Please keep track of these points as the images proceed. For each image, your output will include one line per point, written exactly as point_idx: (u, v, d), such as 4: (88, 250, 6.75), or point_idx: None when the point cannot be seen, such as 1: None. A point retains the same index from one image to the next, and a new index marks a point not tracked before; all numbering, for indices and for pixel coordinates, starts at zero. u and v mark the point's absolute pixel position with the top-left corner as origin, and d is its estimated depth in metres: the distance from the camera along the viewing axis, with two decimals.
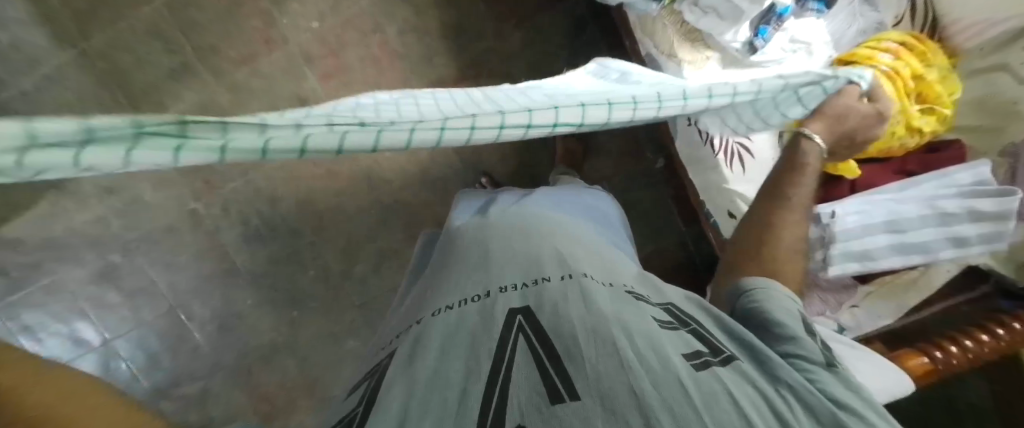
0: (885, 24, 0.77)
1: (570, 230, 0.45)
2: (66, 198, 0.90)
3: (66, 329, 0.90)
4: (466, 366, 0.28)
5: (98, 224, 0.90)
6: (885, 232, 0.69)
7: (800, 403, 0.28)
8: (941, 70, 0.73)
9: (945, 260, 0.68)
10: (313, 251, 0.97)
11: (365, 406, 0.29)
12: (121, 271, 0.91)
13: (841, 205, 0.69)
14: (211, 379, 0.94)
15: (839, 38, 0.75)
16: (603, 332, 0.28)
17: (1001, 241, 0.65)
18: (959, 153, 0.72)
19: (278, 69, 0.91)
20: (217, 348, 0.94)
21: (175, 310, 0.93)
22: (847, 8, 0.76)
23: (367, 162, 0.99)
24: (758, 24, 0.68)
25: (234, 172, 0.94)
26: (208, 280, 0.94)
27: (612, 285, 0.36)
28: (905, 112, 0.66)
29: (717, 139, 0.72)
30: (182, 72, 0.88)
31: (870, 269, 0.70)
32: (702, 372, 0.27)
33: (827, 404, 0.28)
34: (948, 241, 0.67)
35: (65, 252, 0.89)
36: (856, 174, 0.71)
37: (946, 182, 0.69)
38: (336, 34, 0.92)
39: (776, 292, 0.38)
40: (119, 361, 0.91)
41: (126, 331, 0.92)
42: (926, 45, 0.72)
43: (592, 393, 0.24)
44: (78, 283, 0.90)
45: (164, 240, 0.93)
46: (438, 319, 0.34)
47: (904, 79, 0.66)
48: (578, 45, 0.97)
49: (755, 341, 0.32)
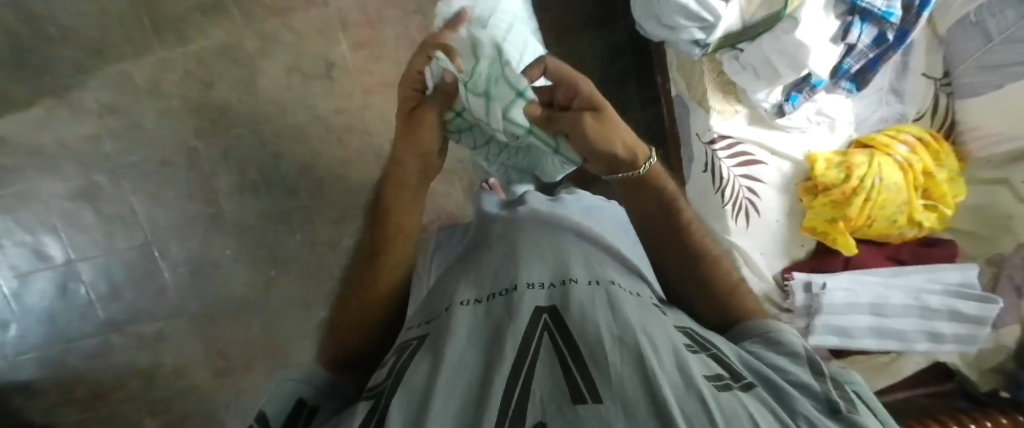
0: (907, 117, 0.80)
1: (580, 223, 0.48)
2: (61, 107, 0.85)
3: (31, 241, 0.87)
4: (490, 355, 0.30)
5: (91, 142, 0.86)
6: (868, 314, 0.73)
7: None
8: (950, 171, 0.77)
9: (918, 351, 0.74)
10: (304, 215, 0.95)
11: (392, 379, 0.31)
12: (103, 194, 0.88)
13: (832, 278, 0.74)
14: (171, 322, 0.93)
15: (861, 120, 0.79)
16: (628, 340, 0.28)
17: (972, 344, 0.73)
18: (949, 252, 0.78)
19: (311, 28, 0.90)
20: (185, 292, 0.92)
21: (150, 245, 0.90)
22: (874, 95, 0.78)
23: (380, 138, 0.95)
24: (790, 89, 0.71)
25: (241, 120, 0.90)
26: (192, 221, 0.91)
27: (638, 296, 0.37)
28: (909, 203, 0.73)
29: (729, 190, 0.72)
30: (214, 9, 0.86)
31: (847, 345, 0.74)
32: (724, 393, 0.26)
33: None
34: (925, 334, 0.74)
35: (47, 161, 0.85)
36: (853, 252, 0.75)
37: (935, 277, 0.75)
38: (377, 7, 0.92)
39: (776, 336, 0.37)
40: (78, 284, 0.89)
41: (93, 255, 0.89)
42: (941, 145, 0.77)
43: (615, 399, 0.24)
44: (55, 197, 0.87)
45: (154, 173, 0.89)
46: (465, 309, 0.36)
47: (915, 172, 0.74)
48: (611, 72, 0.99)
49: (773, 376, 0.31)
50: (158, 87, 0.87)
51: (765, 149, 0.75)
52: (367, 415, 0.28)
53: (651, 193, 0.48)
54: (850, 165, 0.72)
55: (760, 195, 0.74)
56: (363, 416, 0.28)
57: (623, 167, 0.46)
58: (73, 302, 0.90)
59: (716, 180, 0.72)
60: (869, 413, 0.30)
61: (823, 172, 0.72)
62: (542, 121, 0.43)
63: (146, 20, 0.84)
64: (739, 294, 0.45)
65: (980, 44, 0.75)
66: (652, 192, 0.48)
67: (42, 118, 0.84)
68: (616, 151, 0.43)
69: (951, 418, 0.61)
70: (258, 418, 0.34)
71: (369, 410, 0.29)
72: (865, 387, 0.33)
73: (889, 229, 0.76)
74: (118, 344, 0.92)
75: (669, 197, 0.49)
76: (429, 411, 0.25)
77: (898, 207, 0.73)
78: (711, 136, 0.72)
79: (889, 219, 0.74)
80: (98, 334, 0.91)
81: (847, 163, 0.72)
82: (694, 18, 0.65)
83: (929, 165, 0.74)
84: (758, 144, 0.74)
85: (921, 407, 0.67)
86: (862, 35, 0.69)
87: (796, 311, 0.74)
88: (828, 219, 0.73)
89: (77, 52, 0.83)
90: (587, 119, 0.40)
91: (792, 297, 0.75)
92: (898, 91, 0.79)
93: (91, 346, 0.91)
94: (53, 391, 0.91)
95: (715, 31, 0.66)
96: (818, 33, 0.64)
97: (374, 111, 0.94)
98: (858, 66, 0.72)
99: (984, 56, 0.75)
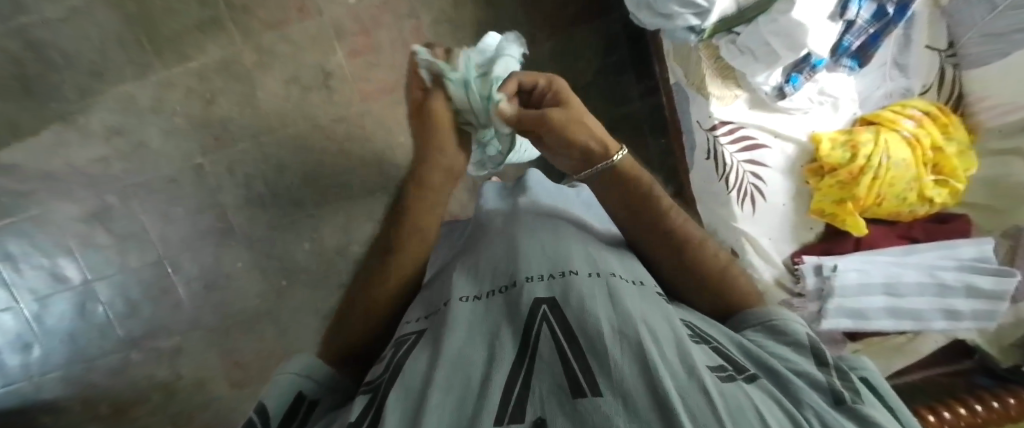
0: (913, 92, 0.78)
1: (575, 214, 0.50)
2: (69, 131, 0.86)
3: (48, 264, 0.89)
4: (490, 349, 0.29)
5: (98, 163, 0.88)
6: (882, 294, 0.72)
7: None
8: (960, 144, 0.76)
9: (936, 329, 0.73)
10: (312, 224, 0.95)
11: (390, 373, 0.31)
12: (114, 213, 0.89)
13: (843, 260, 0.72)
14: (188, 336, 0.94)
15: (866, 97, 0.77)
16: (629, 332, 0.28)
17: (991, 320, 0.71)
18: (963, 226, 0.77)
19: (307, 38, 0.90)
20: (198, 306, 0.94)
21: (163, 262, 0.92)
22: (878, 71, 0.76)
23: (381, 144, 0.96)
24: (790, 70, 0.69)
25: (243, 133, 0.91)
26: (201, 236, 0.92)
27: (638, 287, 0.37)
28: (919, 180, 0.72)
29: (734, 175, 0.72)
30: (210, 25, 0.87)
31: (862, 327, 0.72)
32: (727, 384, 0.26)
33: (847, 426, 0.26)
34: (941, 312, 0.72)
35: (59, 186, 0.87)
36: (864, 233, 0.73)
37: (949, 253, 0.74)
38: (371, 13, 0.92)
39: (781, 324, 0.37)
40: (96, 304, 0.91)
41: (108, 275, 0.91)
42: (949, 118, 0.75)
43: (614, 391, 0.23)
44: (69, 220, 0.88)
45: (163, 190, 0.90)
46: (464, 304, 0.36)
47: (923, 147, 0.72)
48: (609, 64, 0.98)
49: (778, 367, 0.31)
50: (161, 106, 0.88)
51: (768, 132, 0.73)
52: (365, 409, 0.28)
53: (628, 184, 0.47)
54: (855, 144, 0.71)
55: (765, 179, 0.72)
56: (361, 410, 0.28)
57: (595, 161, 0.47)
58: (91, 322, 0.91)
59: (720, 166, 0.72)
60: (876, 404, 0.29)
61: (828, 153, 0.71)
62: (515, 121, 0.46)
63: (145, 40, 0.85)
64: (733, 283, 0.43)
65: (985, 12, 0.73)
66: (625, 185, 0.47)
67: (50, 143, 0.86)
68: (588, 143, 0.46)
69: (972, 397, 0.60)
70: (258, 411, 0.32)
71: (366, 403, 0.29)
72: (870, 375, 0.33)
73: (899, 207, 0.74)
74: (136, 360, 0.93)
75: (652, 186, 0.48)
76: (427, 404, 0.25)
77: (907, 184, 0.72)
78: (712, 122, 0.72)
79: (899, 197, 0.73)
80: (118, 351, 0.93)
81: (852, 142, 0.71)
82: (687, 4, 0.64)
83: (937, 139, 0.73)
84: (761, 128, 0.73)
85: (943, 387, 0.67)
86: (861, 10, 0.68)
87: (808, 295, 0.73)
88: (836, 201, 0.72)
89: (80, 75, 0.84)
90: (554, 111, 0.44)
91: (803, 281, 0.74)
92: (903, 65, 0.77)
93: (111, 363, 0.93)
94: (77, 409, 0.93)
95: (710, 16, 0.64)
96: (816, 11, 0.63)
97: (373, 118, 0.95)
98: (859, 42, 0.71)
99: (989, 23, 0.73)
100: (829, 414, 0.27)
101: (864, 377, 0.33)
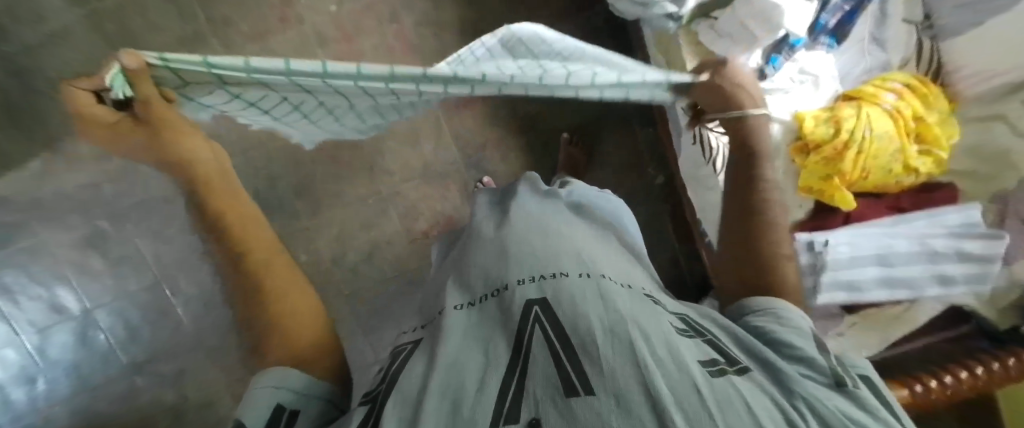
0: (892, 65, 0.79)
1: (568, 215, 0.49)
2: (58, 158, 0.86)
3: (46, 294, 0.89)
4: (488, 355, 0.30)
5: (90, 188, 0.88)
6: (875, 265, 0.73)
7: (814, 416, 0.27)
8: (941, 113, 0.77)
9: (930, 297, 0.74)
10: (306, 237, 0.95)
11: (387, 383, 0.32)
12: (109, 238, 0.90)
13: (834, 234, 0.73)
14: (189, 358, 0.94)
15: (846, 75, 0.79)
16: (619, 332, 0.28)
17: (984, 284, 0.73)
18: (948, 195, 0.79)
19: (290, 49, 0.90)
20: (199, 327, 0.94)
21: (160, 283, 0.92)
22: (855, 46, 0.78)
23: (370, 151, 0.95)
24: (770, 52, 0.71)
25: (233, 149, 0.91)
26: (197, 255, 0.92)
27: (628, 287, 0.37)
28: (903, 151, 0.73)
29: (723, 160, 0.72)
30: (192, 42, 0.87)
31: (857, 299, 0.74)
32: (718, 378, 0.26)
33: (840, 418, 0.27)
34: (935, 278, 0.74)
35: (52, 214, 0.88)
36: (853, 207, 0.74)
37: (938, 222, 0.75)
38: (353, 20, 0.91)
39: (788, 312, 0.38)
40: (96, 331, 0.91)
41: (107, 301, 0.91)
42: (929, 89, 0.76)
43: (606, 389, 0.23)
44: (63, 247, 0.88)
45: (156, 211, 0.90)
46: (458, 312, 0.36)
47: (905, 119, 0.73)
48: None
49: (769, 357, 0.31)
50: None
51: None
52: (364, 418, 0.29)
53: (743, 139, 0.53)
54: (838, 120, 0.72)
55: None
56: (360, 418, 0.29)
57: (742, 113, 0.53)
58: (91, 349, 0.91)
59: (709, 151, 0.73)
60: (870, 393, 0.31)
61: (812, 130, 0.72)
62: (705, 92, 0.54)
63: None
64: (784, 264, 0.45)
65: None
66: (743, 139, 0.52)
67: (38, 173, 0.86)
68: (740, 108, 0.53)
69: (971, 360, 0.61)
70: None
71: (365, 413, 0.29)
72: (870, 370, 0.35)
73: (885, 179, 0.75)
74: (140, 385, 0.93)
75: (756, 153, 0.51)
76: (424, 411, 0.25)
77: (891, 157, 0.73)
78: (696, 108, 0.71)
79: (886, 169, 0.74)
80: (121, 377, 0.92)
81: (835, 118, 0.72)
82: None
83: (918, 109, 0.74)
84: None
85: (940, 354, 0.68)
86: None
87: (802, 272, 0.73)
88: (821, 177, 0.74)
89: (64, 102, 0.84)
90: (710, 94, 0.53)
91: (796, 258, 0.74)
92: (879, 40, 0.79)
93: (113, 390, 0.92)
94: None
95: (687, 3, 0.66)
96: None
97: None
98: (834, 20, 0.75)
99: None
100: (817, 400, 0.28)
101: (861, 372, 0.34)
